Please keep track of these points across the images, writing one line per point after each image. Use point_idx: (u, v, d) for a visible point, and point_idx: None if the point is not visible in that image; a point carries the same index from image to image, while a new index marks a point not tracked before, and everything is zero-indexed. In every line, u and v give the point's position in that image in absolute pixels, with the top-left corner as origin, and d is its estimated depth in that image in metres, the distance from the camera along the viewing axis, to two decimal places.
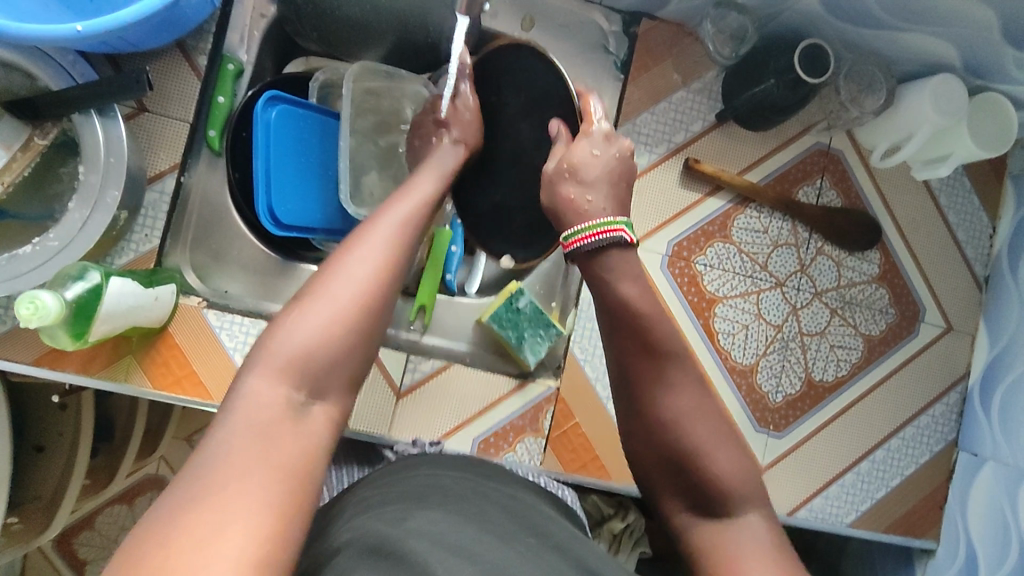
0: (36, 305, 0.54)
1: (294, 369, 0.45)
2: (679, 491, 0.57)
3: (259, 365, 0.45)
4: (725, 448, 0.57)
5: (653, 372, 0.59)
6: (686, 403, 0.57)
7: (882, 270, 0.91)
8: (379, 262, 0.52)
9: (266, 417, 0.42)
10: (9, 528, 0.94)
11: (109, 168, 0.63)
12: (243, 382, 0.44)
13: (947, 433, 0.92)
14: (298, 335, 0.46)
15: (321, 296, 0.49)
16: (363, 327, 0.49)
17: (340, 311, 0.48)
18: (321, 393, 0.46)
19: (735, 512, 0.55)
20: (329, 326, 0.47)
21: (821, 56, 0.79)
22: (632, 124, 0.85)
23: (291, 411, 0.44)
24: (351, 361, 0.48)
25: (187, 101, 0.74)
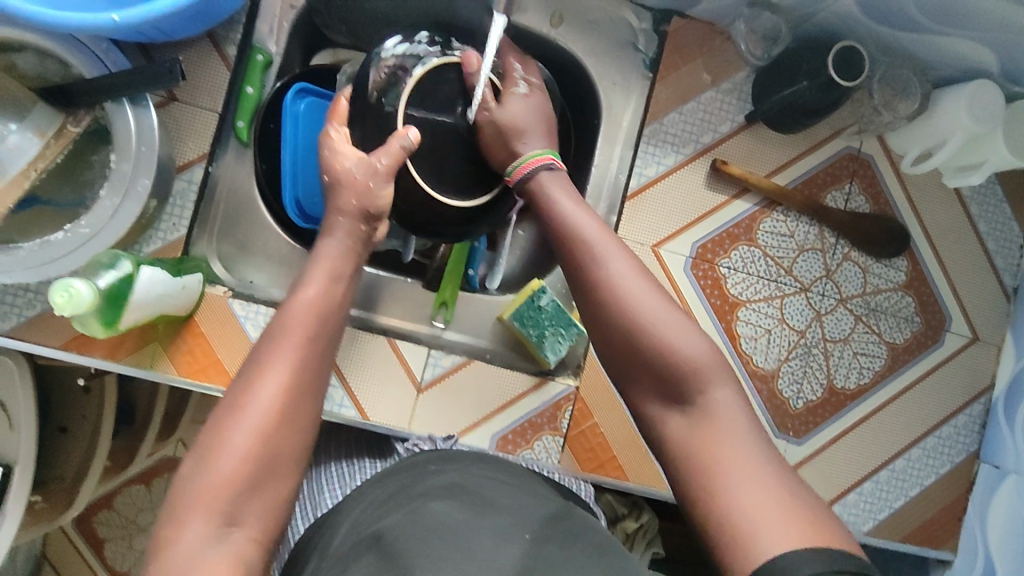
0: (70, 293, 0.55)
1: (213, 512, 0.48)
2: (637, 381, 0.55)
3: (179, 511, 0.48)
4: (675, 323, 0.54)
5: (590, 253, 0.58)
6: (633, 283, 0.56)
7: (909, 278, 0.90)
8: (278, 389, 0.52)
9: (190, 562, 0.45)
10: (32, 506, 0.96)
11: (140, 157, 0.64)
12: (167, 538, 0.47)
13: (969, 444, 0.91)
14: (215, 471, 0.49)
15: (228, 428, 0.50)
16: (271, 447, 0.51)
17: (244, 456, 0.49)
18: (238, 520, 0.48)
19: (697, 391, 0.52)
20: (234, 473, 0.49)
21: (857, 58, 0.77)
22: (659, 124, 0.85)
23: (212, 546, 0.47)
24: (270, 481, 0.50)
25: (215, 91, 0.74)
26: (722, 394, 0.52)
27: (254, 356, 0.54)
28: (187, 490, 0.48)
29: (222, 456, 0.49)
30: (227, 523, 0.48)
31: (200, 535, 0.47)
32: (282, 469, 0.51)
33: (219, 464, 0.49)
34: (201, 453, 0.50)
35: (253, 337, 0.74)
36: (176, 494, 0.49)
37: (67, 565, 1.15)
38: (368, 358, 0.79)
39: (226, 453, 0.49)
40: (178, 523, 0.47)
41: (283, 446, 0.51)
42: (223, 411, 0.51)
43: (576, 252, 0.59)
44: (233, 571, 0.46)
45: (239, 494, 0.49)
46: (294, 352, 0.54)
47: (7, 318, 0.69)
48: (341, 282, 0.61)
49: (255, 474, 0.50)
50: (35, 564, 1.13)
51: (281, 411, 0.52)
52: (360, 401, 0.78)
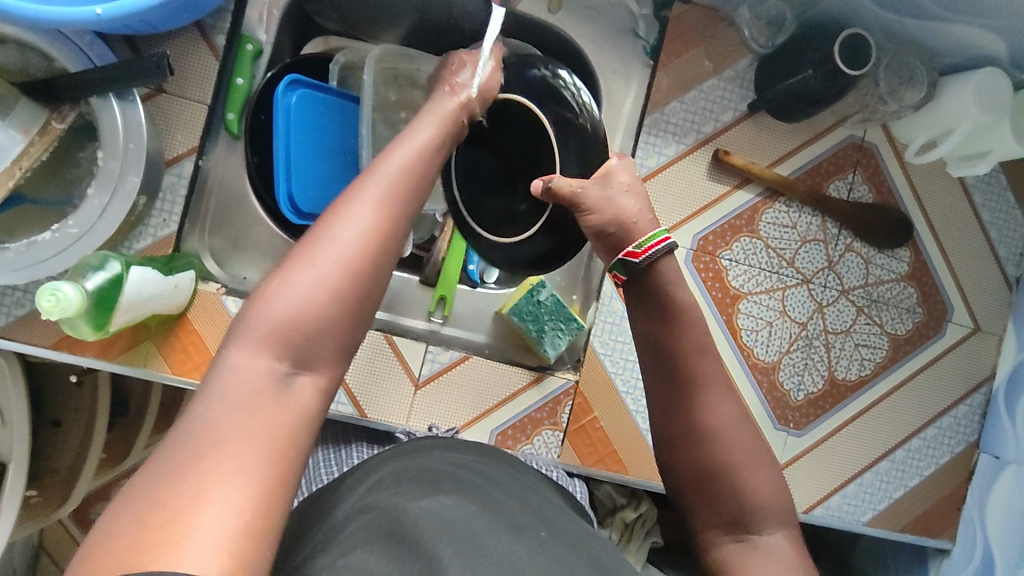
0: (57, 297, 0.53)
1: (282, 339, 0.42)
2: (711, 505, 0.57)
3: (243, 336, 0.42)
4: (760, 470, 0.57)
5: (698, 378, 0.58)
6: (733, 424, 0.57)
7: (911, 268, 0.89)
8: (375, 226, 0.47)
9: (251, 390, 0.40)
10: (27, 500, 0.95)
11: (128, 154, 0.62)
12: (225, 351, 0.41)
13: (969, 434, 0.91)
14: (299, 299, 0.43)
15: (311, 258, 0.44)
16: (355, 294, 0.45)
17: (329, 284, 0.44)
18: (307, 363, 0.43)
19: (764, 528, 0.55)
20: (316, 302, 0.43)
21: (863, 47, 0.76)
22: (661, 113, 0.83)
23: (278, 382, 0.41)
24: (345, 330, 0.44)
25: (204, 82, 0.71)
26: (783, 539, 0.56)
27: (344, 194, 0.48)
28: (267, 311, 0.42)
29: (307, 284, 0.43)
30: (294, 368, 0.42)
31: (262, 376, 0.41)
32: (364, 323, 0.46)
33: (295, 297, 0.43)
34: (277, 280, 0.44)
35: None
36: (242, 318, 0.43)
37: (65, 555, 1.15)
38: (366, 354, 0.78)
39: (305, 284, 0.43)
40: (241, 349, 0.41)
41: (369, 297, 0.46)
42: (308, 240, 0.46)
43: (688, 377, 0.58)
44: (296, 417, 0.40)
45: (313, 336, 0.43)
46: (388, 199, 0.48)
47: None
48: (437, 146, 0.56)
49: (333, 317, 0.44)
50: (33, 555, 1.13)
51: (368, 256, 0.46)
52: (358, 398, 0.77)
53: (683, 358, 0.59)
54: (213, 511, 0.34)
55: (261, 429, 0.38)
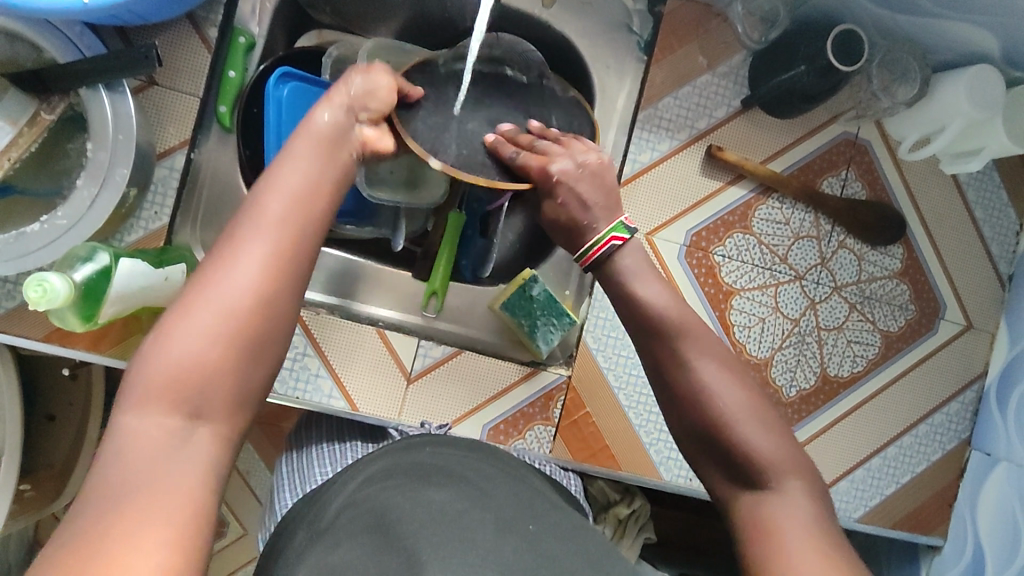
0: (45, 288, 0.53)
1: (170, 399, 0.44)
2: (719, 468, 0.56)
3: (134, 395, 0.44)
4: (759, 424, 0.55)
5: (682, 351, 0.59)
6: (725, 383, 0.57)
7: (904, 265, 0.89)
8: (253, 269, 0.48)
9: (149, 452, 0.42)
10: (20, 494, 0.91)
11: (117, 145, 0.62)
12: (120, 418, 0.43)
13: (960, 431, 0.91)
14: (179, 357, 0.45)
15: (195, 311, 0.46)
16: (245, 337, 0.47)
17: (208, 340, 0.46)
18: (199, 414, 0.45)
19: (777, 484, 0.53)
20: (198, 358, 0.45)
21: (855, 41, 0.76)
22: (654, 109, 0.83)
23: (173, 439, 0.43)
24: (232, 376, 0.46)
25: (197, 75, 0.71)
26: (795, 489, 0.53)
27: (222, 241, 0.49)
28: (149, 375, 0.44)
29: (188, 339, 0.45)
30: (192, 417, 0.44)
31: (161, 429, 0.43)
32: (253, 360, 0.47)
33: (184, 351, 0.45)
34: (164, 335, 0.46)
35: None
36: (134, 377, 0.45)
37: None
38: (357, 349, 0.78)
39: (190, 336, 0.45)
40: (134, 410, 0.43)
41: (260, 336, 0.48)
42: (191, 290, 0.47)
43: (672, 352, 0.59)
44: (194, 470, 0.43)
45: (204, 383, 0.45)
46: (271, 238, 0.49)
47: None
48: (326, 164, 0.56)
49: (224, 363, 0.46)
50: (28, 550, 1.13)
51: (255, 298, 0.47)
52: (349, 392, 0.77)
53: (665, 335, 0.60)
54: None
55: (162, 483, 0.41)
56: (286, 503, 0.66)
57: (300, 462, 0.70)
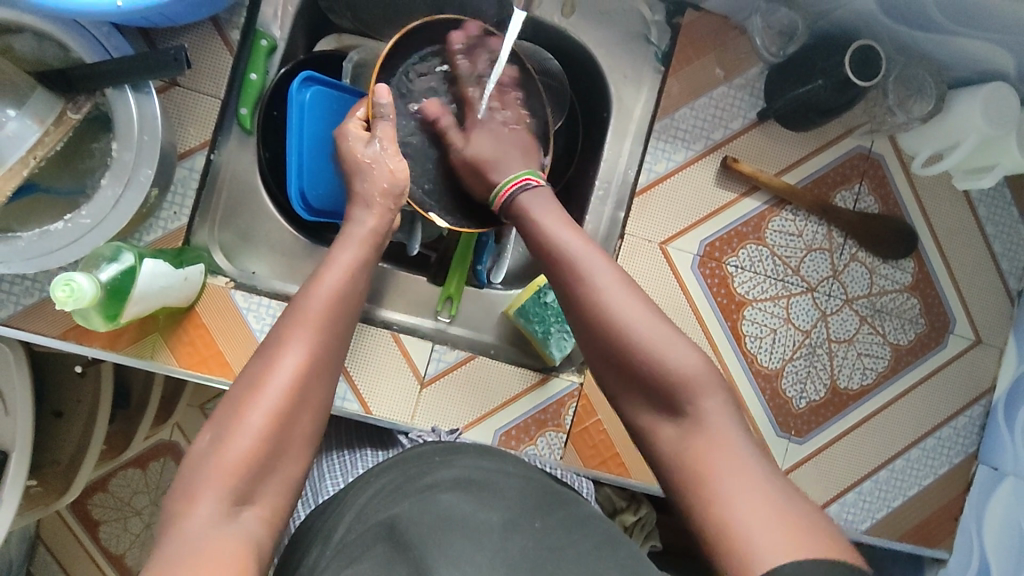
0: (71, 288, 0.53)
1: (225, 487, 0.49)
2: (635, 392, 0.57)
3: (190, 486, 0.49)
4: (669, 343, 0.55)
5: (580, 275, 0.59)
6: (627, 305, 0.57)
7: (915, 279, 0.90)
8: (297, 368, 0.54)
9: (201, 531, 0.47)
10: (28, 490, 0.95)
11: (142, 145, 0.62)
12: (181, 506, 0.49)
13: (967, 445, 0.92)
14: (230, 449, 0.50)
15: (245, 409, 0.52)
16: (284, 434, 0.53)
17: (256, 435, 0.51)
18: (248, 498, 0.50)
19: (691, 401, 0.54)
20: (246, 452, 0.51)
21: (873, 59, 0.76)
22: (670, 119, 0.83)
23: (223, 520, 0.48)
24: (273, 467, 0.52)
25: (220, 77, 0.72)
26: (707, 405, 0.53)
27: (267, 342, 0.55)
28: (204, 467, 0.50)
29: (239, 434, 0.51)
30: (238, 504, 0.50)
31: (208, 514, 0.48)
32: (289, 448, 0.53)
33: (234, 447, 0.51)
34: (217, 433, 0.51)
35: (255, 328, 0.73)
36: (191, 472, 0.50)
37: (62, 546, 1.15)
38: (371, 351, 0.78)
39: (242, 435, 0.51)
40: (189, 498, 0.49)
41: (295, 433, 0.53)
42: (243, 392, 0.53)
43: (572, 279, 0.59)
44: (243, 544, 0.47)
45: (251, 476, 0.51)
46: (312, 339, 0.56)
47: (4, 307, 0.67)
48: (363, 267, 0.63)
49: (266, 455, 0.51)
50: (30, 545, 1.13)
51: (296, 398, 0.53)
52: (362, 394, 0.77)
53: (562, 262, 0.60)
54: None
55: (209, 556, 0.45)
56: (300, 515, 0.70)
57: (315, 474, 0.73)
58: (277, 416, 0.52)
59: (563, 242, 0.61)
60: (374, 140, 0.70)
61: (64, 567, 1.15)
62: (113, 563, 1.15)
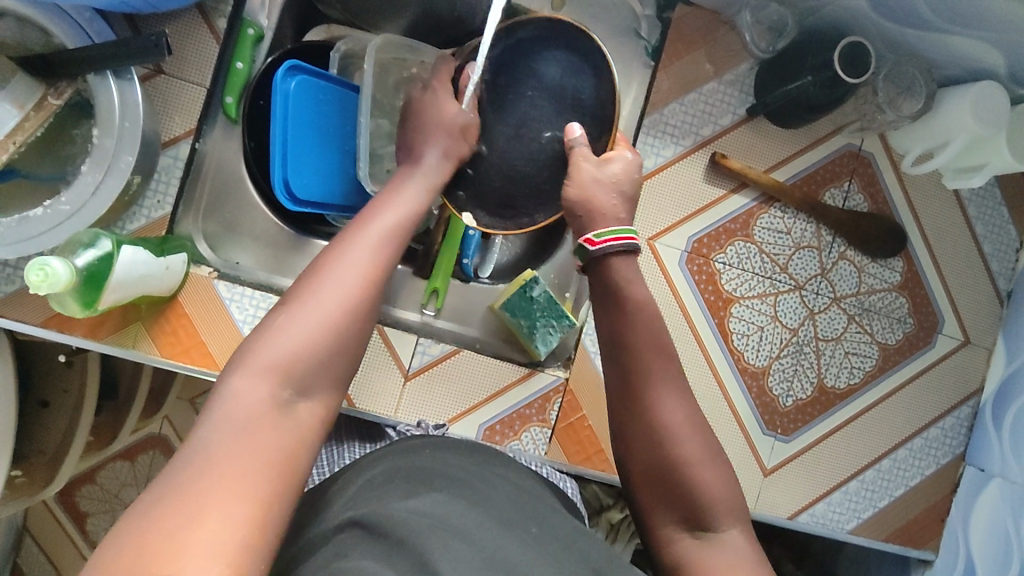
0: (46, 273, 0.52)
1: (281, 370, 0.47)
2: (668, 504, 0.58)
3: (244, 364, 0.47)
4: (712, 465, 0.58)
5: (643, 381, 0.61)
6: (681, 422, 0.59)
7: (904, 278, 0.90)
8: (371, 268, 0.54)
9: (256, 413, 0.45)
10: (12, 480, 0.94)
11: (123, 133, 0.62)
12: (231, 380, 0.46)
13: (954, 446, 0.91)
14: (298, 333, 0.49)
15: (313, 296, 0.51)
16: (351, 335, 0.51)
17: (327, 321, 0.50)
18: (305, 392, 0.48)
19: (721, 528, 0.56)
20: (311, 336, 0.49)
21: (862, 55, 0.77)
22: (659, 114, 0.83)
23: (280, 409, 0.46)
24: (335, 362, 0.50)
25: (204, 65, 0.71)
26: (738, 533, 0.56)
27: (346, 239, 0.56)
28: (268, 343, 0.48)
29: (306, 319, 0.50)
30: (296, 394, 0.48)
31: (264, 400, 0.46)
32: (353, 353, 0.52)
33: (299, 331, 0.49)
34: (276, 316, 0.50)
35: (239, 320, 0.72)
36: (250, 348, 0.48)
37: (48, 537, 1.14)
38: None
39: (311, 320, 0.50)
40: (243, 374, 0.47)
41: (360, 336, 0.52)
42: (312, 280, 0.52)
43: (636, 382, 0.61)
44: (294, 440, 0.46)
45: (315, 366, 0.49)
46: (379, 246, 0.56)
47: None
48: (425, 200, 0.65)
49: (332, 347, 0.50)
50: (17, 536, 1.13)
51: (370, 299, 0.53)
52: (346, 387, 0.77)
53: (641, 383, 0.61)
54: (210, 533, 0.38)
55: (261, 448, 0.43)
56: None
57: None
58: (347, 311, 0.51)
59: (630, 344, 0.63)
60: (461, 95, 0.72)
61: (51, 559, 1.15)
62: None
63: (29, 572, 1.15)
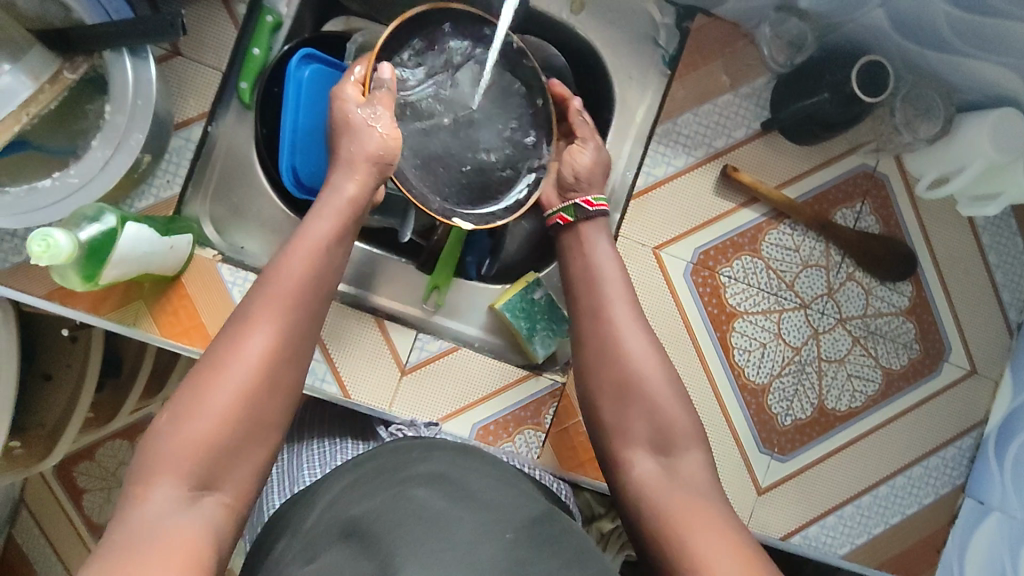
0: (48, 243, 0.53)
1: (183, 468, 0.52)
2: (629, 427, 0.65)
3: (149, 470, 0.52)
4: (668, 389, 0.65)
5: (606, 307, 0.69)
6: (638, 342, 0.67)
7: (912, 304, 0.88)
8: (263, 347, 0.56)
9: (163, 512, 0.50)
10: (10, 451, 0.96)
11: (135, 111, 0.62)
12: (140, 487, 0.51)
13: (955, 477, 0.90)
14: (194, 426, 0.53)
15: (205, 389, 0.54)
16: (251, 416, 0.55)
17: (220, 413, 0.54)
18: (210, 483, 0.53)
19: (681, 449, 0.63)
20: (207, 432, 0.53)
21: (880, 75, 0.76)
22: (673, 123, 0.83)
23: (185, 502, 0.51)
24: (236, 447, 0.54)
25: (221, 50, 0.73)
26: (694, 458, 0.63)
27: (237, 318, 0.58)
28: (167, 443, 0.53)
29: (201, 412, 0.54)
30: (200, 488, 0.52)
31: (169, 499, 0.51)
32: (256, 430, 0.55)
33: (195, 427, 0.53)
34: (177, 411, 0.54)
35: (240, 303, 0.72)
36: (151, 449, 0.53)
37: (44, 509, 1.15)
38: (356, 335, 0.78)
39: (205, 413, 0.53)
40: (147, 478, 0.51)
41: (264, 417, 0.56)
42: (205, 371, 0.55)
43: (596, 305, 0.70)
44: (202, 527, 0.50)
45: (218, 458, 0.53)
46: (275, 323, 0.57)
47: None
48: (335, 242, 0.64)
49: (228, 435, 0.54)
50: (13, 507, 1.14)
51: (264, 377, 0.56)
52: (343, 378, 0.77)
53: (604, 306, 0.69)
54: None
55: (168, 539, 0.48)
56: (275, 503, 0.70)
57: (289, 460, 0.74)
58: (235, 393, 0.55)
59: (600, 275, 0.71)
60: (373, 105, 0.69)
61: (46, 533, 1.16)
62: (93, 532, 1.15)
63: (22, 543, 1.16)
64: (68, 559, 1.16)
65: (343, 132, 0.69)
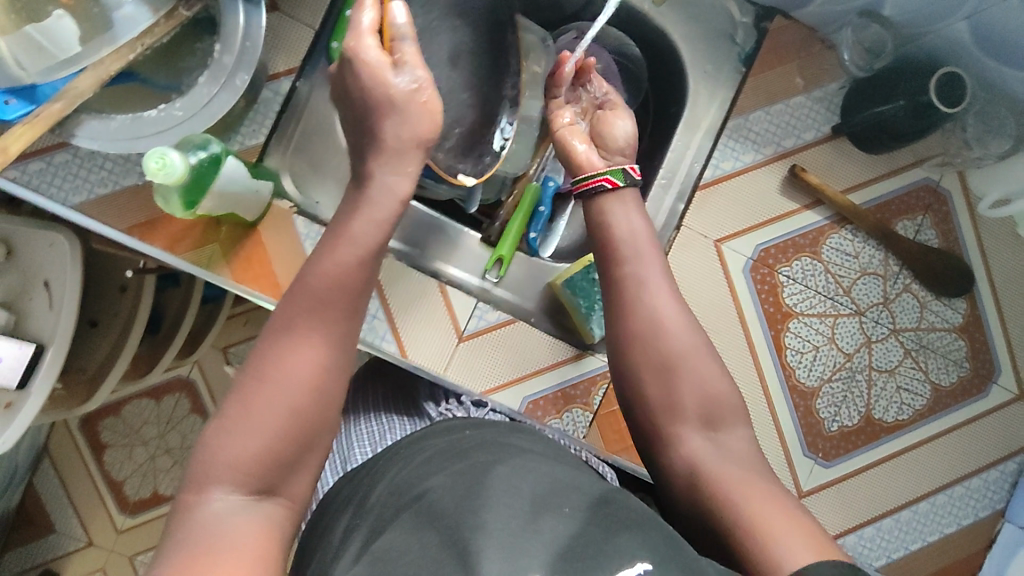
0: (164, 162, 0.56)
1: (240, 473, 0.52)
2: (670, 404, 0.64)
3: (208, 475, 0.52)
4: (712, 370, 0.65)
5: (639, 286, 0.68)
6: (677, 321, 0.66)
7: (965, 321, 0.87)
8: (309, 352, 0.56)
9: (224, 516, 0.50)
10: (52, 392, 0.98)
11: (243, 52, 0.67)
12: (200, 492, 0.52)
13: (995, 501, 0.89)
14: (248, 429, 0.53)
15: (254, 396, 0.55)
16: (302, 418, 0.55)
17: (271, 419, 0.54)
18: (268, 486, 0.53)
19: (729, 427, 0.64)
20: (258, 437, 0.53)
21: (957, 87, 0.80)
22: (744, 119, 0.85)
23: (245, 505, 0.52)
24: (289, 452, 0.54)
25: (317, 8, 0.75)
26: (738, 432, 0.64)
27: (280, 324, 0.58)
28: (222, 447, 0.53)
29: (254, 416, 0.54)
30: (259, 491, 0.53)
31: (229, 501, 0.51)
32: (307, 432, 0.55)
33: (248, 434, 0.54)
34: (230, 423, 0.54)
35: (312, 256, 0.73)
36: (207, 455, 0.53)
37: (66, 462, 1.16)
38: (416, 297, 0.79)
39: (258, 416, 0.54)
40: (202, 488, 0.52)
41: (315, 423, 0.56)
42: (253, 378, 0.56)
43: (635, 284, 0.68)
44: (264, 528, 0.51)
45: (274, 468, 0.53)
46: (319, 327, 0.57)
47: (78, 192, 0.68)
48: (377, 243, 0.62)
49: (279, 440, 0.54)
50: (37, 456, 1.14)
51: (312, 379, 0.56)
52: (401, 338, 0.78)
53: (641, 283, 0.68)
54: None
55: (227, 540, 0.48)
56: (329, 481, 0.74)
57: (344, 438, 0.78)
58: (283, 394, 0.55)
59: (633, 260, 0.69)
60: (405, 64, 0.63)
61: (66, 483, 1.16)
62: (113, 489, 1.16)
63: (41, 493, 1.16)
64: (86, 516, 1.16)
65: (386, 110, 0.62)
